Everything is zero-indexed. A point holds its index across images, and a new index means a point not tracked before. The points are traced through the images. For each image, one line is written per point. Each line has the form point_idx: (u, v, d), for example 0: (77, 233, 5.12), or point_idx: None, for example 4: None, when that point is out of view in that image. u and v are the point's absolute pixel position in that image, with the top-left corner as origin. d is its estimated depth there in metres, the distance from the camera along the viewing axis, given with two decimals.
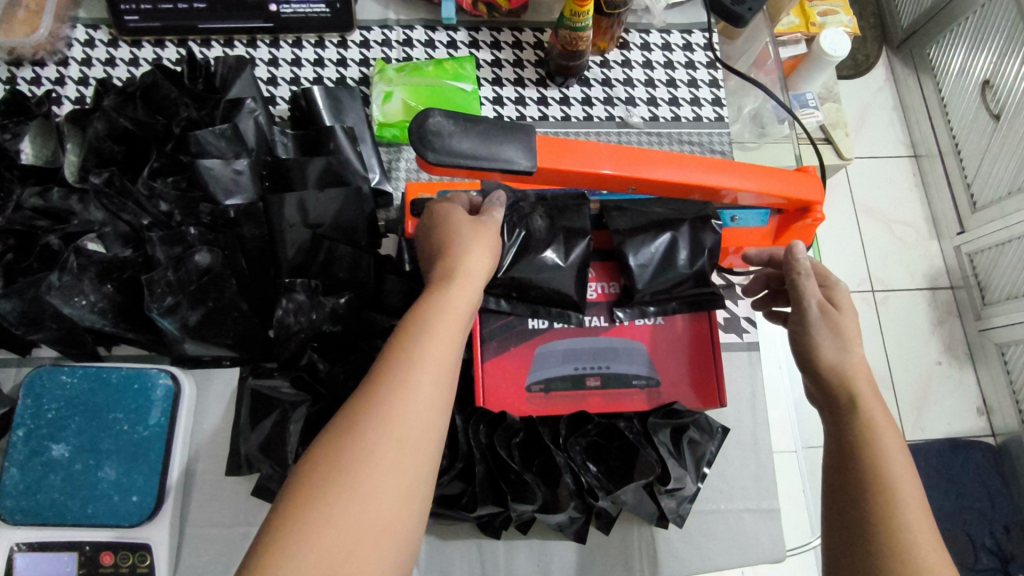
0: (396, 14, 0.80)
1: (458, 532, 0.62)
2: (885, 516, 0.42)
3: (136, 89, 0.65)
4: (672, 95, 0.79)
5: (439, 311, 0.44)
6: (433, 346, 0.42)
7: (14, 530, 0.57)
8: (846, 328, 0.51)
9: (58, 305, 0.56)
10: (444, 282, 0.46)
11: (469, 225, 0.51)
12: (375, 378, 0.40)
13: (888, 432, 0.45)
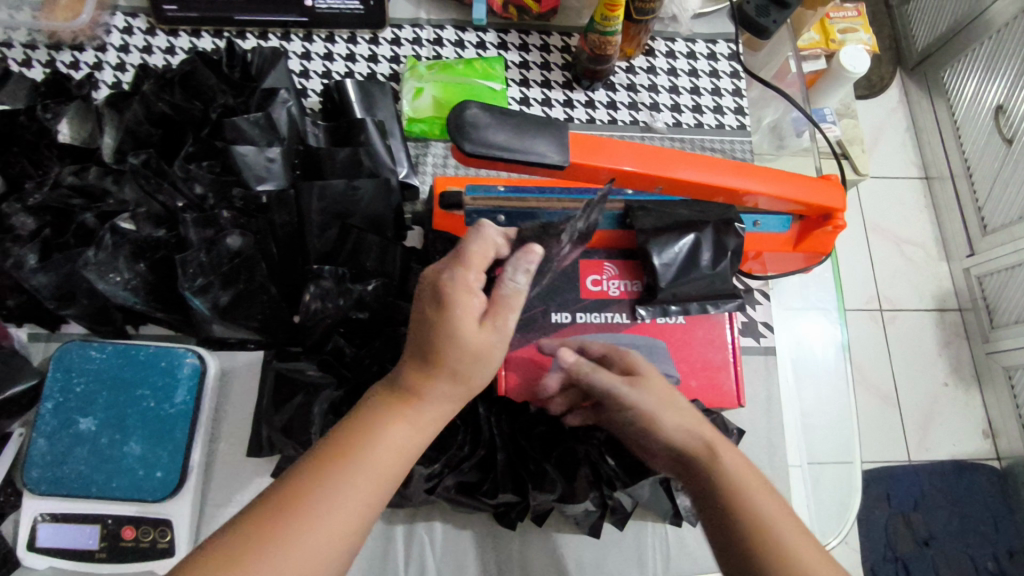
0: (427, 14, 0.81)
1: (474, 521, 0.63)
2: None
3: (175, 75, 0.67)
4: (695, 103, 0.81)
5: (380, 450, 0.43)
6: (359, 489, 0.41)
7: (41, 501, 0.59)
8: (656, 387, 0.50)
9: (93, 280, 0.57)
10: (403, 410, 0.44)
11: (477, 334, 0.44)
12: (288, 504, 0.40)
13: (750, 481, 0.46)
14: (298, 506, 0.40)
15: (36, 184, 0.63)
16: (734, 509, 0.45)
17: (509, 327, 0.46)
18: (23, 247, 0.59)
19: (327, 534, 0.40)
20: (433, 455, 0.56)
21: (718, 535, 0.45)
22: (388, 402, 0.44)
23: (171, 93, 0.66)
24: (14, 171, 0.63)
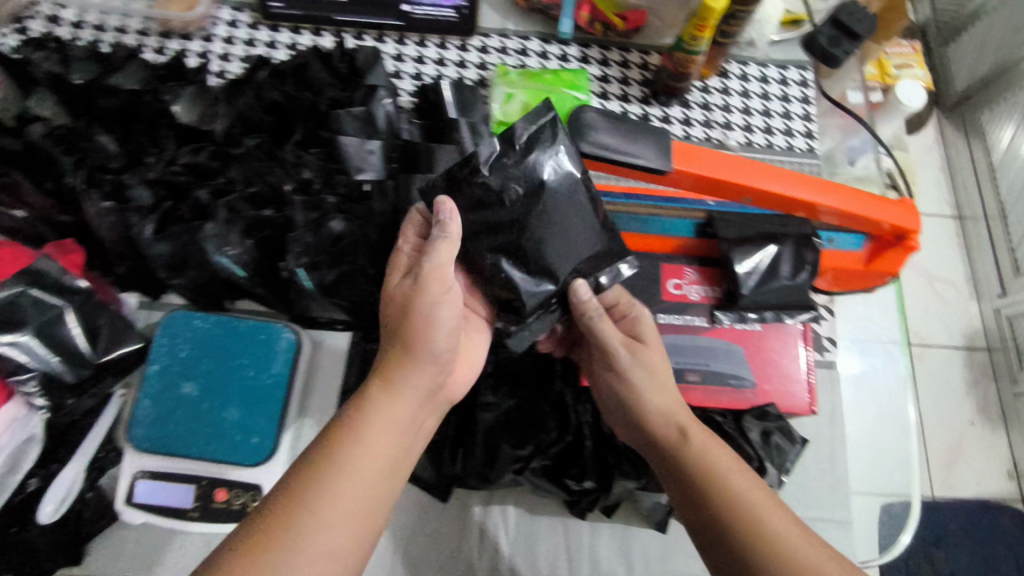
0: (514, 25, 0.85)
1: (546, 507, 0.67)
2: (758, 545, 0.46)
3: (287, 67, 0.70)
4: (767, 126, 0.84)
5: (367, 432, 0.48)
6: (354, 471, 0.46)
7: (143, 458, 0.63)
8: (653, 364, 0.57)
9: (211, 252, 0.61)
10: (382, 396, 0.50)
11: (399, 287, 0.52)
12: (290, 498, 0.44)
13: (718, 455, 0.52)
14: (300, 499, 0.44)
15: (153, 161, 0.67)
16: (693, 476, 0.51)
17: (427, 271, 0.51)
18: (143, 219, 0.63)
19: (329, 528, 0.44)
20: (525, 439, 0.61)
21: (685, 506, 0.52)
22: (366, 395, 0.50)
23: (283, 84, 0.69)
24: (133, 147, 0.67)
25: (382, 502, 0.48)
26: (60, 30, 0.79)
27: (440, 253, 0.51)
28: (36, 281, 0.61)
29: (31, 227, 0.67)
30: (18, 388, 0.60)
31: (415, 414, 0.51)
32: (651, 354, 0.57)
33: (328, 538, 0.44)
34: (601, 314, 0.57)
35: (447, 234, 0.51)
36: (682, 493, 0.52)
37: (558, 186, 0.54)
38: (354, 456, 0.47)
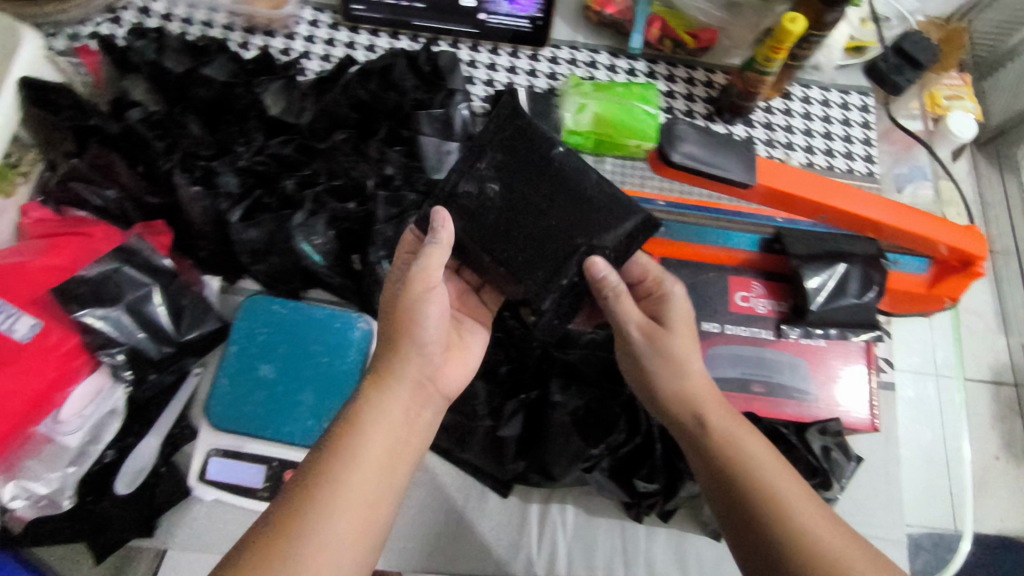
0: (584, 38, 0.87)
1: (604, 509, 0.68)
2: (783, 534, 0.46)
3: (374, 67, 0.72)
4: (827, 148, 0.85)
5: (370, 424, 0.50)
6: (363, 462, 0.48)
7: (217, 436, 0.65)
8: (675, 347, 0.57)
9: (299, 240, 0.65)
10: (381, 391, 0.52)
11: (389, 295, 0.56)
12: (303, 490, 0.46)
13: (746, 441, 0.52)
14: (313, 491, 0.46)
15: (242, 150, 0.69)
16: (718, 458, 0.52)
17: (416, 274, 0.55)
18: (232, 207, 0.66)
19: (345, 515, 0.46)
20: (596, 438, 0.62)
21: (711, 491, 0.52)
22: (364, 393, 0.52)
23: (369, 83, 0.71)
24: (223, 136, 0.70)
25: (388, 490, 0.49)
26: (150, 21, 0.82)
27: (433, 258, 0.55)
28: (130, 260, 0.64)
29: (122, 207, 0.69)
30: (101, 360, 0.62)
31: (410, 405, 0.52)
32: (676, 336, 0.57)
33: (347, 524, 0.45)
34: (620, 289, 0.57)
35: (438, 240, 0.55)
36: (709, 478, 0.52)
37: (552, 182, 0.58)
38: (352, 452, 0.48)
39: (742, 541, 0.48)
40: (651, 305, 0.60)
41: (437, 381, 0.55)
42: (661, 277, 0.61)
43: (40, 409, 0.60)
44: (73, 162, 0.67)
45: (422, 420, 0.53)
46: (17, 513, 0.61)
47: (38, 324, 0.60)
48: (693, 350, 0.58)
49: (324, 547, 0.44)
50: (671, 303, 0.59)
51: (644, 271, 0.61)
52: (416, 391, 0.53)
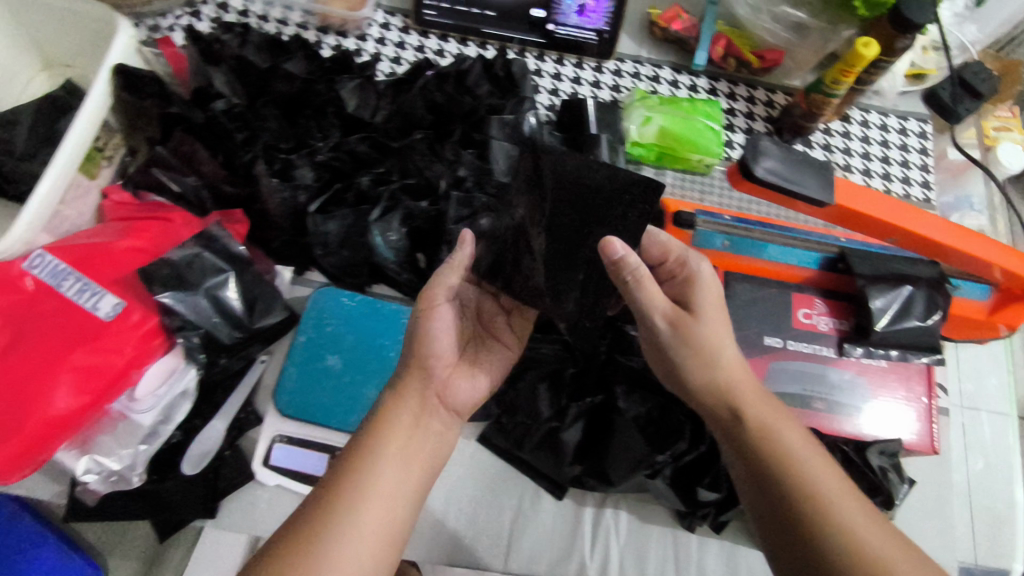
0: (647, 52, 0.88)
1: (657, 517, 0.69)
2: (819, 529, 0.45)
3: (450, 71, 0.75)
4: (885, 172, 0.86)
5: (388, 433, 0.51)
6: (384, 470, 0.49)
7: (283, 423, 0.68)
8: (704, 330, 0.54)
9: (376, 234, 0.67)
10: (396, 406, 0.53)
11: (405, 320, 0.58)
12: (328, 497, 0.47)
13: (783, 430, 0.51)
14: (339, 499, 0.47)
15: (320, 144, 0.71)
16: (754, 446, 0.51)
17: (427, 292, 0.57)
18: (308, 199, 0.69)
19: (369, 521, 0.47)
20: (661, 445, 0.62)
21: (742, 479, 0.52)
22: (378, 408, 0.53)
23: (445, 85, 0.74)
24: (301, 130, 0.72)
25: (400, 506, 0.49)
26: (227, 16, 0.84)
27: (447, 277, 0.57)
28: (209, 245, 0.66)
29: (201, 197, 0.70)
30: (178, 340, 0.64)
31: (416, 423, 0.53)
32: (703, 322, 0.54)
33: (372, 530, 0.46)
34: (641, 271, 0.52)
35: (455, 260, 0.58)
36: (740, 466, 0.52)
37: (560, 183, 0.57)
38: (364, 470, 0.49)
39: (774, 531, 0.48)
40: (676, 286, 0.58)
41: (442, 392, 0.56)
42: (686, 256, 0.58)
43: (118, 387, 0.61)
44: (156, 149, 0.69)
45: (430, 432, 0.54)
46: (91, 487, 0.62)
47: (121, 304, 0.61)
48: (724, 333, 0.55)
49: (351, 552, 0.45)
50: (697, 283, 0.56)
51: (664, 251, 0.59)
52: (421, 408, 0.54)
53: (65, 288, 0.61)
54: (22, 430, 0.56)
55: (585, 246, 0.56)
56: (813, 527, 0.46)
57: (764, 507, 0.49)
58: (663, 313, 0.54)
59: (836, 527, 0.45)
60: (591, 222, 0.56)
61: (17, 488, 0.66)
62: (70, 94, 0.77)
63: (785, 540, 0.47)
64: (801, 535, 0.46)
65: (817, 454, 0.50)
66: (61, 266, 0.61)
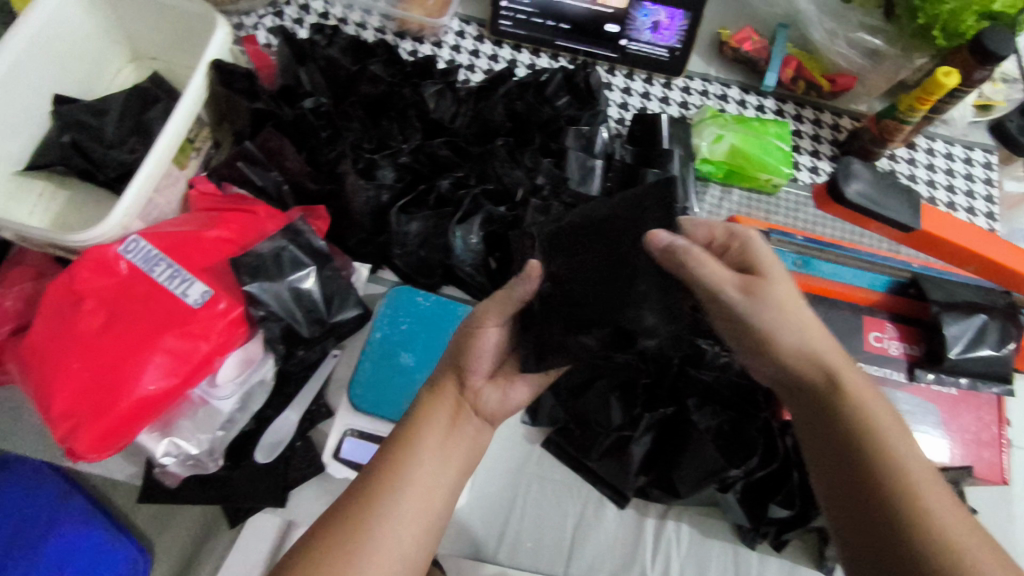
0: (716, 72, 0.90)
1: (717, 531, 0.69)
2: (916, 522, 0.42)
3: (530, 80, 0.77)
4: (948, 201, 0.86)
5: (425, 432, 0.52)
6: (421, 469, 0.50)
7: (352, 416, 0.68)
8: (776, 299, 0.50)
9: (458, 236, 0.69)
10: (433, 408, 0.54)
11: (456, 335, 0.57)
12: (367, 492, 0.48)
13: (877, 409, 0.47)
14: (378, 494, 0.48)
15: (398, 147, 0.73)
16: (851, 425, 0.46)
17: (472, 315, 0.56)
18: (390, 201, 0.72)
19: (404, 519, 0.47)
20: (736, 461, 0.63)
21: (821, 459, 0.47)
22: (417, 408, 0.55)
23: (526, 94, 0.76)
24: (383, 133, 0.74)
25: (435, 508, 0.49)
26: (308, 17, 0.86)
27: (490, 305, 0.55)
28: (294, 239, 0.67)
29: (282, 190, 0.73)
30: (261, 329, 0.65)
31: (451, 427, 0.54)
32: (774, 284, 0.51)
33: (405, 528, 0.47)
34: (687, 253, 0.46)
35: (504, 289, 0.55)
36: (826, 444, 0.47)
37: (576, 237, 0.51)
38: (402, 469, 0.50)
39: (855, 520, 0.44)
40: (739, 256, 0.53)
41: (474, 399, 0.56)
42: (746, 228, 0.54)
43: (202, 372, 0.62)
44: (244, 144, 0.71)
45: (465, 434, 0.54)
46: (169, 469, 0.65)
47: (209, 291, 0.63)
48: (795, 304, 0.50)
49: (385, 549, 0.46)
50: (761, 254, 0.52)
51: (709, 229, 0.54)
52: (455, 411, 0.55)
53: (157, 274, 0.62)
54: (114, 410, 0.57)
55: (638, 260, 0.48)
56: (908, 520, 0.42)
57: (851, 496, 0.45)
58: (732, 283, 0.49)
59: (932, 524, 0.41)
60: (617, 238, 0.50)
61: (94, 468, 0.67)
62: (156, 86, 0.78)
63: (873, 530, 0.43)
64: (891, 526, 0.42)
65: (912, 440, 0.46)
66: (153, 252, 0.63)
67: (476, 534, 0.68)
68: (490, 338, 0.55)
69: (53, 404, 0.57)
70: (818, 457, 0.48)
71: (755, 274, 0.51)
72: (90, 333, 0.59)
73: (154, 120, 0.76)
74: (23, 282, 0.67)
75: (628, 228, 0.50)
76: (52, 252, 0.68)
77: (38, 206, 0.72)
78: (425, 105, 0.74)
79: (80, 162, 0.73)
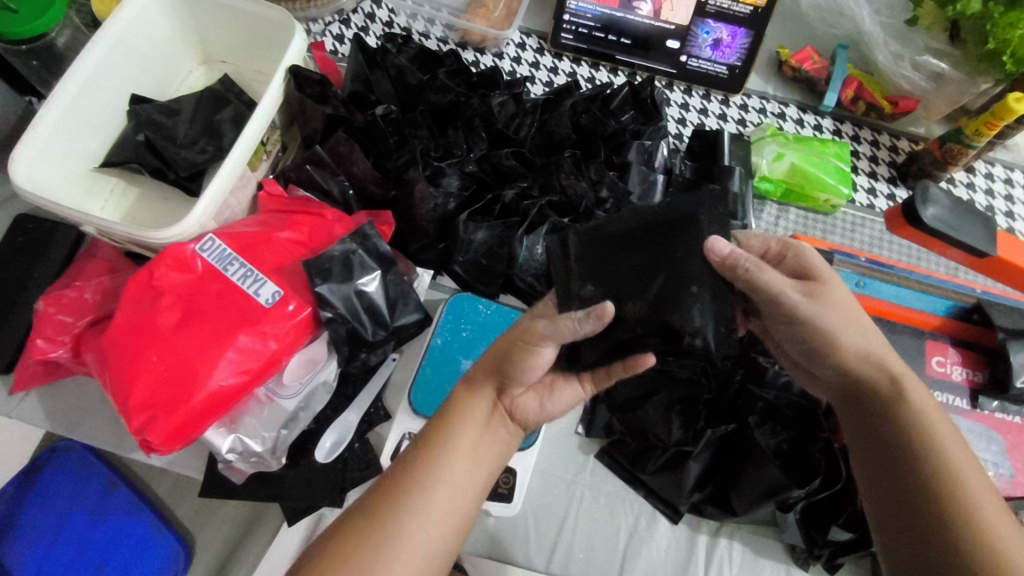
0: (774, 90, 0.90)
1: (770, 552, 0.67)
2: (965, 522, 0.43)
3: (595, 94, 0.80)
4: (1009, 226, 0.83)
5: (458, 425, 0.52)
6: (452, 467, 0.50)
7: (411, 420, 0.69)
8: (837, 301, 0.53)
9: (522, 247, 0.71)
10: (470, 400, 0.53)
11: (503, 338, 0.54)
12: (398, 487, 0.49)
13: (933, 418, 0.49)
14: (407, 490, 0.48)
15: (463, 155, 0.76)
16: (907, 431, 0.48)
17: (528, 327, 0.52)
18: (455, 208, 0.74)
19: (432, 517, 0.48)
20: (799, 482, 0.63)
21: (872, 464, 0.50)
22: (455, 397, 0.54)
23: (592, 106, 0.79)
24: (449, 139, 0.77)
25: (463, 510, 0.50)
26: (374, 26, 0.88)
27: (562, 327, 0.50)
28: (363, 243, 0.68)
29: (348, 196, 0.74)
30: (326, 331, 0.66)
31: (486, 426, 0.53)
32: (830, 287, 0.54)
33: (434, 525, 0.48)
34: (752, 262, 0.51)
35: (574, 316, 0.49)
36: (876, 449, 0.50)
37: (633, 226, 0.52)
38: (434, 465, 0.49)
39: (903, 526, 0.46)
40: (800, 264, 0.56)
41: (512, 404, 0.54)
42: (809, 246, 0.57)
43: (270, 371, 0.63)
44: (315, 149, 0.73)
45: (499, 435, 0.53)
46: (236, 466, 0.65)
47: (280, 292, 0.64)
48: (852, 310, 0.53)
49: (412, 545, 0.47)
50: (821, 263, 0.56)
51: (766, 241, 0.58)
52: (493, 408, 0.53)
53: (230, 272, 0.63)
54: (188, 405, 0.58)
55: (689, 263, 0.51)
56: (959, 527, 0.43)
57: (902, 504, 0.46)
58: (793, 287, 0.53)
59: (981, 531, 0.43)
60: (670, 243, 0.51)
61: (157, 461, 0.69)
62: (227, 89, 0.79)
63: (920, 537, 0.45)
64: (937, 533, 0.44)
65: (969, 451, 0.47)
66: (227, 251, 0.64)
67: (527, 544, 0.66)
68: (546, 357, 0.52)
69: (129, 397, 0.58)
70: (873, 467, 0.50)
71: (811, 278, 0.55)
72: (166, 329, 0.60)
73: (224, 121, 0.77)
74: (97, 277, 0.68)
75: (685, 234, 0.52)
76: (126, 248, 0.70)
77: (111, 200, 0.74)
78: (493, 116, 0.77)
79: (153, 161, 0.74)
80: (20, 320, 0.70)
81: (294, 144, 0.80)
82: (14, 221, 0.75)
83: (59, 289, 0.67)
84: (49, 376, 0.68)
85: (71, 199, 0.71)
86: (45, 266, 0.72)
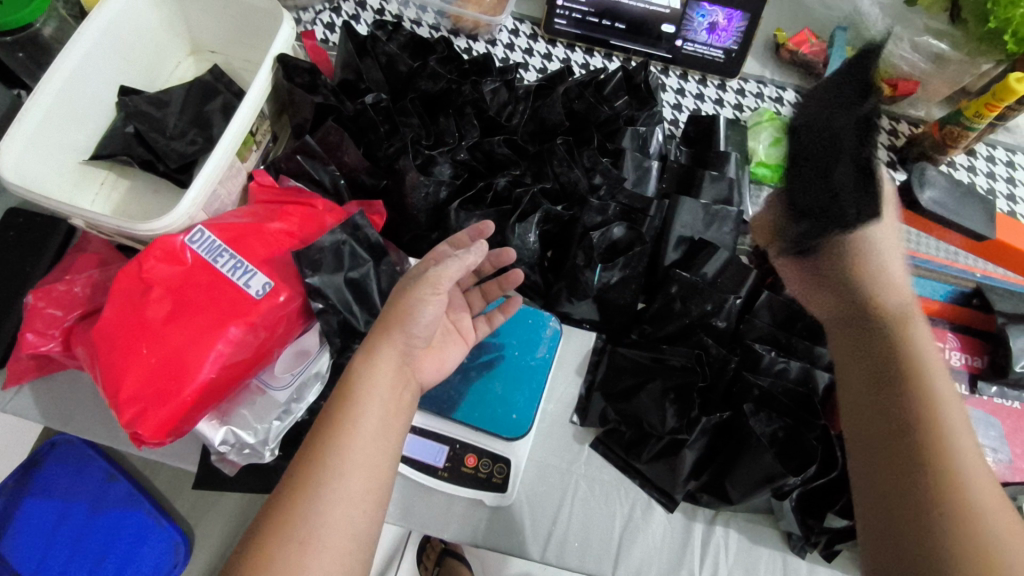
0: (771, 74, 0.88)
1: (766, 540, 0.67)
2: (951, 494, 0.44)
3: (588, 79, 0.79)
4: (1010, 209, 0.81)
5: (361, 387, 0.53)
6: (361, 431, 0.51)
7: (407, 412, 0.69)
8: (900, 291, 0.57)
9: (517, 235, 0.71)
10: (368, 361, 0.55)
11: (399, 296, 0.58)
12: (315, 456, 0.50)
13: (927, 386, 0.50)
14: (322, 457, 0.49)
15: (454, 142, 0.76)
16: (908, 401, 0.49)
17: (429, 275, 0.59)
18: (447, 197, 0.73)
19: (348, 483, 0.49)
20: (796, 469, 0.63)
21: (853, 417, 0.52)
22: (353, 361, 0.56)
23: (585, 92, 0.78)
24: (440, 128, 0.77)
25: (382, 470, 0.51)
26: (365, 14, 0.87)
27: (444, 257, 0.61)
28: (353, 233, 0.67)
29: (339, 185, 0.73)
30: (317, 321, 0.66)
31: (393, 385, 0.55)
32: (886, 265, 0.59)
33: (355, 491, 0.49)
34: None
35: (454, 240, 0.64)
36: (865, 393, 0.52)
37: None
38: (344, 431, 0.51)
39: (873, 489, 0.48)
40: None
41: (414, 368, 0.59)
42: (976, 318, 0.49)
43: (260, 363, 0.63)
44: (305, 138, 0.71)
45: (402, 401, 0.56)
46: (228, 458, 0.64)
47: (270, 283, 0.63)
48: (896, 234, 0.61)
49: (334, 512, 0.48)
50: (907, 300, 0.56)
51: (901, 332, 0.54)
52: (399, 367, 0.56)
53: (220, 264, 0.63)
54: (178, 398, 0.58)
55: None
56: (943, 510, 0.44)
57: (886, 476, 0.48)
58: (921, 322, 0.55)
59: (968, 506, 0.44)
60: None
61: (150, 454, 0.68)
62: (216, 79, 0.78)
63: (899, 496, 0.46)
64: (925, 493, 0.45)
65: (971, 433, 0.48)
66: (216, 243, 0.63)
67: (521, 534, 0.65)
68: (436, 311, 0.58)
69: (120, 389, 0.57)
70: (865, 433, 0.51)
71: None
72: (155, 322, 0.60)
73: (215, 112, 0.77)
74: (88, 270, 0.68)
75: None
76: (116, 240, 0.69)
77: (100, 194, 0.73)
78: (484, 104, 0.77)
79: (142, 153, 0.73)
80: (12, 315, 0.69)
81: (285, 135, 0.79)
82: (5, 214, 0.75)
83: (50, 283, 0.67)
84: (43, 369, 0.68)
85: (59, 193, 0.70)
86: (36, 261, 0.72)
